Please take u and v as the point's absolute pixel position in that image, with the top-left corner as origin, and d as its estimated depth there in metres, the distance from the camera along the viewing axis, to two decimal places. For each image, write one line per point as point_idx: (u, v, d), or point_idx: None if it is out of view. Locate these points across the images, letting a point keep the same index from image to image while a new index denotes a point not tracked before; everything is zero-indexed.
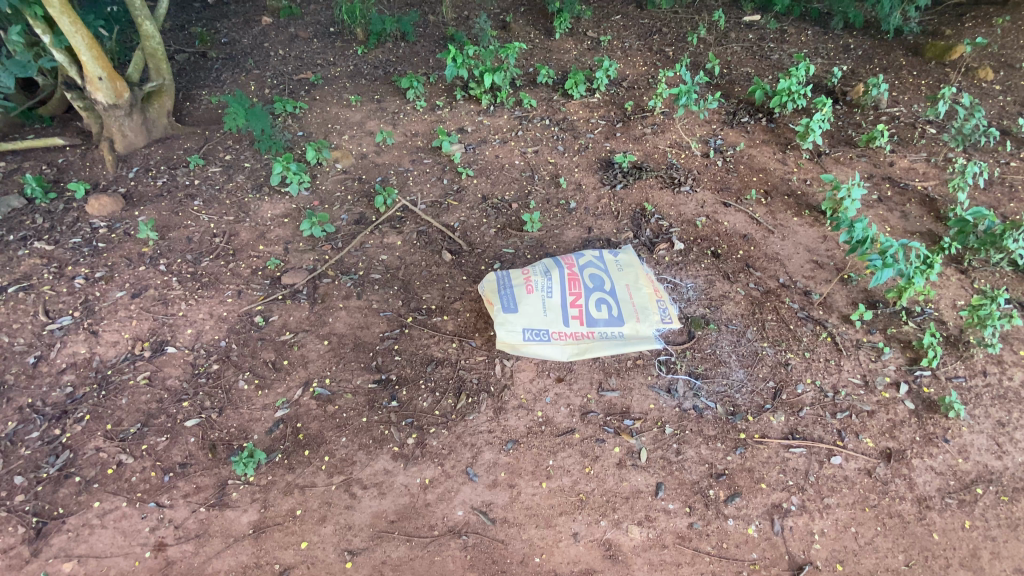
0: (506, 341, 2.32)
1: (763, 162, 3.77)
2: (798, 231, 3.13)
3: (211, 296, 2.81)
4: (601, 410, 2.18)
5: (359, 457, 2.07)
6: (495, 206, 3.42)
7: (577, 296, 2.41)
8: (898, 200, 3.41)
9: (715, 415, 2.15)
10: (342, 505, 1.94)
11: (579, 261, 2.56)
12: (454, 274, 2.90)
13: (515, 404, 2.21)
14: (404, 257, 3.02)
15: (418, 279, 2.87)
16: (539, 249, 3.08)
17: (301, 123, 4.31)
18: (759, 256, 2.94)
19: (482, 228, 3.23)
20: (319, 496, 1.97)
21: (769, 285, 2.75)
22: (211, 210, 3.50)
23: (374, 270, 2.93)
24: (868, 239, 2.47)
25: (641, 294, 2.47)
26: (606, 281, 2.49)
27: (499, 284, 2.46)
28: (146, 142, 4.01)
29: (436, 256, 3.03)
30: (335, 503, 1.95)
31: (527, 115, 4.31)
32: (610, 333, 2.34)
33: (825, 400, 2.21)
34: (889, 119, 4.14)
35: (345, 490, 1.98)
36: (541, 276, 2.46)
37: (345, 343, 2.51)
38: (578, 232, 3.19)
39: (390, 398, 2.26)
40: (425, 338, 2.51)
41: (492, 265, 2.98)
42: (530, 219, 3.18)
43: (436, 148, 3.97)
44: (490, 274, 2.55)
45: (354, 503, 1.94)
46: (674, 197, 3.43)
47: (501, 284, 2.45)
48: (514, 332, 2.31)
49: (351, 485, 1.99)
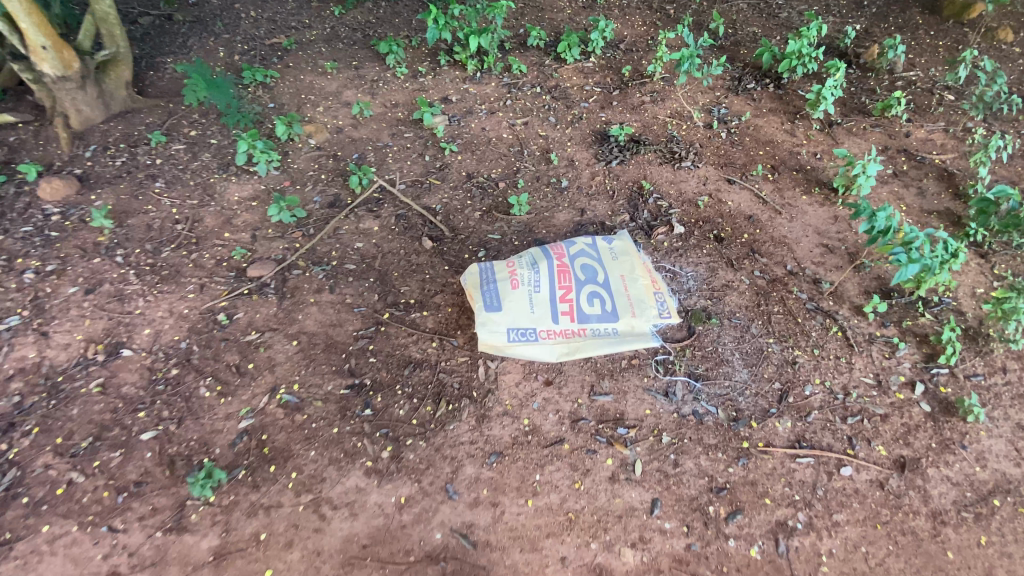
0: (490, 343, 2.11)
1: (770, 134, 3.50)
2: (807, 211, 2.90)
3: (171, 292, 2.59)
4: (592, 417, 2.01)
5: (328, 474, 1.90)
6: (481, 186, 3.16)
7: (568, 290, 2.25)
8: (915, 174, 3.15)
9: (716, 422, 1.99)
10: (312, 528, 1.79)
11: (570, 251, 2.40)
12: (436, 264, 2.67)
13: (499, 412, 2.03)
14: (381, 245, 2.79)
15: (396, 269, 2.64)
16: (528, 234, 2.82)
17: (272, 94, 3.98)
18: (764, 240, 2.72)
19: (465, 212, 2.98)
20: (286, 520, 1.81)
21: (775, 273, 2.55)
22: (173, 192, 3.25)
23: (348, 260, 2.70)
24: (889, 228, 2.24)
25: (637, 287, 2.33)
26: (598, 272, 2.34)
27: (481, 279, 2.26)
28: (104, 117, 3.70)
29: (416, 243, 2.80)
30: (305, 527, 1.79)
31: (517, 81, 3.99)
32: (604, 331, 2.19)
33: (834, 403, 2.04)
34: (905, 84, 3.84)
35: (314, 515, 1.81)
36: (528, 269, 2.27)
37: (315, 344, 2.31)
38: (569, 213, 2.92)
39: (364, 406, 2.07)
40: (402, 337, 2.31)
41: (477, 254, 2.73)
42: (517, 201, 2.92)
43: (417, 120, 3.68)
44: (471, 266, 2.33)
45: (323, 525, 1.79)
46: (674, 174, 3.17)
47: (484, 279, 2.24)
48: (498, 332, 2.11)
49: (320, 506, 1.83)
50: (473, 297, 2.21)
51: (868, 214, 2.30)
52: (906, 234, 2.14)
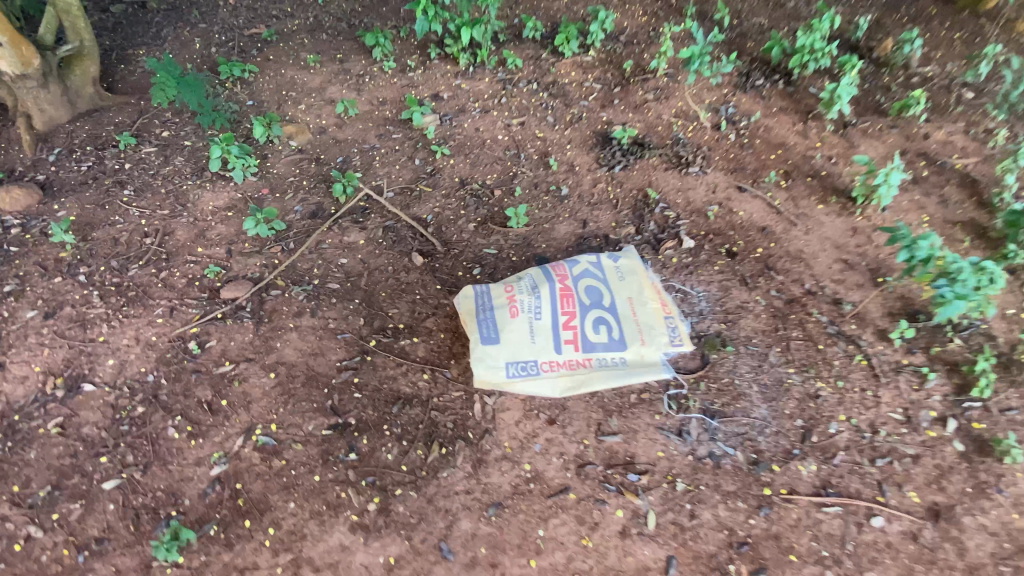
0: (487, 380, 1.92)
1: (781, 136, 3.30)
2: (824, 222, 2.72)
3: (138, 317, 2.37)
4: (600, 462, 1.84)
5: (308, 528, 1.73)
6: (475, 193, 2.94)
7: (571, 317, 2.07)
8: (935, 180, 2.98)
9: (734, 466, 1.82)
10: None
11: (574, 272, 2.20)
12: (427, 282, 2.45)
13: (498, 456, 1.86)
14: (368, 261, 2.58)
15: (384, 289, 2.43)
16: (526, 248, 2.60)
17: (251, 90, 3.72)
18: (779, 255, 2.54)
19: (458, 222, 2.75)
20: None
21: (792, 292, 2.38)
22: (142, 201, 3.00)
23: (331, 279, 2.49)
24: (934, 257, 2.01)
25: (646, 311, 2.15)
26: (604, 296, 2.16)
27: (477, 307, 2.06)
28: (70, 117, 3.43)
29: (405, 258, 2.58)
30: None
31: (512, 77, 3.75)
32: (610, 361, 2.02)
33: (861, 442, 1.89)
34: (921, 81, 3.64)
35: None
36: (528, 294, 2.07)
37: (295, 377, 2.11)
38: (570, 225, 2.71)
39: (348, 450, 1.89)
40: (390, 368, 2.12)
41: (472, 271, 2.50)
42: (514, 214, 2.69)
43: (406, 120, 3.45)
44: (465, 290, 2.13)
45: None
46: (681, 181, 2.97)
47: (480, 306, 2.05)
48: (496, 367, 1.92)
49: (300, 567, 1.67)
50: (468, 327, 2.02)
51: (908, 241, 2.05)
52: (951, 263, 1.97)
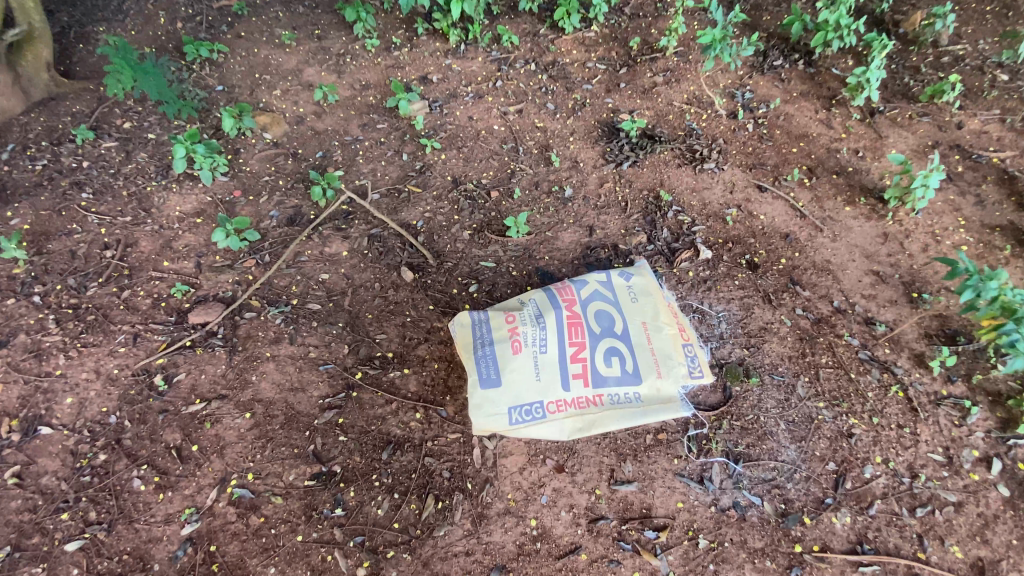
0: (488, 427, 1.71)
1: (802, 125, 3.02)
2: (852, 228, 2.52)
3: (99, 346, 2.13)
4: (614, 515, 1.67)
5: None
6: (470, 194, 2.65)
7: (580, 348, 1.85)
8: (971, 178, 2.74)
9: (761, 518, 1.66)
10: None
11: (581, 296, 1.97)
12: (418, 301, 2.21)
13: (501, 510, 1.68)
14: (352, 275, 2.33)
15: (370, 310, 2.19)
16: (526, 260, 2.35)
17: (220, 73, 3.36)
18: (804, 267, 2.33)
19: (452, 230, 2.48)
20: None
21: (820, 310, 2.18)
22: (103, 205, 2.70)
23: (311, 299, 2.25)
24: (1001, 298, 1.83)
25: (661, 337, 1.93)
26: (616, 321, 1.94)
27: (475, 341, 1.84)
28: (23, 107, 3.07)
29: (394, 272, 2.32)
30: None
31: (507, 56, 3.41)
32: (624, 397, 1.81)
33: (899, 489, 1.73)
34: (952, 60, 3.33)
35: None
36: (531, 325, 1.85)
37: (273, 418, 1.90)
38: (575, 232, 2.45)
39: (333, 504, 1.71)
40: (378, 406, 1.91)
41: (467, 287, 2.27)
42: (514, 222, 2.41)
43: (392, 108, 3.12)
44: (462, 321, 1.91)
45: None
46: (696, 179, 2.71)
47: (479, 341, 1.83)
48: (497, 412, 1.71)
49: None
50: (465, 365, 1.81)
51: (975, 279, 1.84)
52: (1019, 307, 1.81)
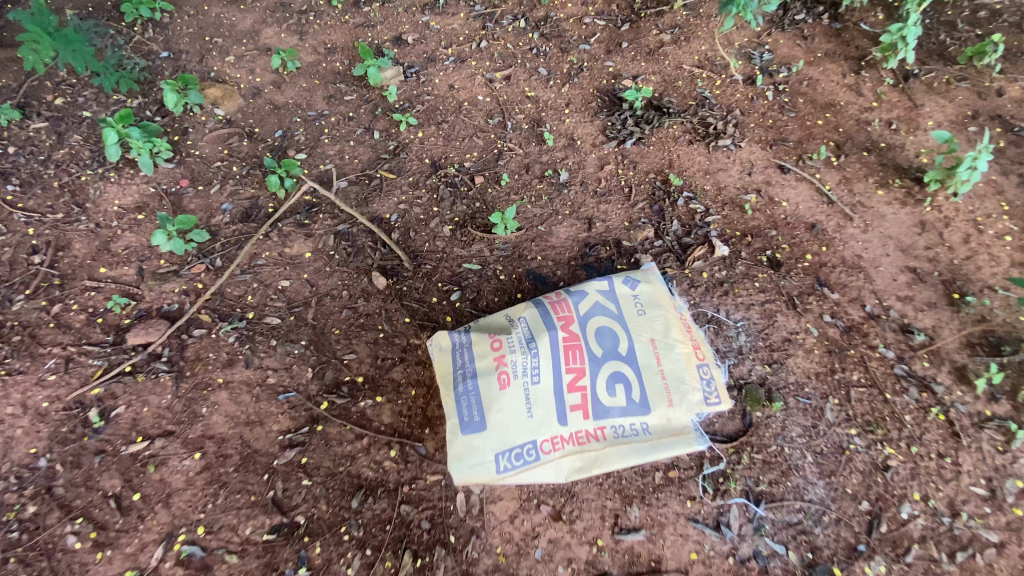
0: (473, 476, 1.47)
1: (828, 92, 2.65)
2: (885, 215, 2.24)
3: (25, 374, 1.85)
4: (619, 571, 1.46)
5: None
6: (451, 180, 2.30)
7: (579, 376, 1.59)
8: (1014, 154, 2.42)
9: (785, 570, 1.45)
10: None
11: (580, 312, 1.69)
12: (392, 313, 1.93)
13: (489, 567, 1.47)
14: (316, 282, 2.02)
15: (337, 325, 1.90)
16: (517, 261, 2.05)
17: (165, 36, 2.91)
18: (833, 264, 2.06)
19: (431, 224, 2.16)
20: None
21: (850, 316, 1.92)
22: (30, 199, 2.34)
23: (270, 311, 1.96)
24: None
25: (674, 357, 1.67)
26: (620, 341, 1.67)
27: (456, 374, 1.58)
28: None
29: (364, 277, 2.01)
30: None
31: (493, 11, 2.96)
32: (631, 430, 1.57)
33: (939, 530, 1.53)
34: (990, 14, 2.92)
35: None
36: (521, 353, 1.58)
37: (226, 459, 1.67)
38: (572, 226, 2.14)
39: (296, 564, 1.49)
40: (346, 443, 1.67)
41: (449, 294, 1.97)
42: (500, 218, 2.10)
43: (360, 77, 2.71)
44: (440, 348, 1.64)
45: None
46: (709, 158, 2.37)
47: (460, 374, 1.57)
48: (482, 460, 1.46)
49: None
50: (445, 402, 1.55)
51: None
52: None
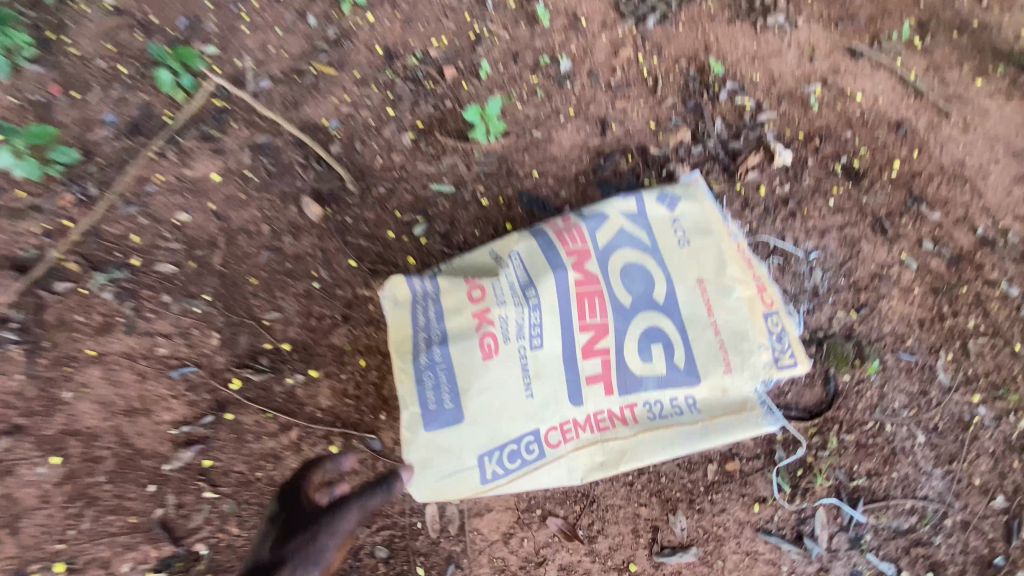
0: (452, 491, 1.02)
1: None
2: (993, 109, 1.67)
3: None
4: None
5: (284, 498, 1.11)
6: (412, 74, 1.59)
7: (599, 334, 1.08)
8: None
9: None
10: (320, 560, 0.99)
11: (598, 243, 1.15)
12: (334, 254, 1.38)
13: None
14: (226, 214, 1.45)
15: (256, 273, 1.36)
16: (504, 178, 1.49)
17: None
18: (931, 175, 1.55)
19: (383, 131, 1.54)
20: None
21: (959, 242, 1.42)
22: None
23: (160, 256, 1.39)
24: None
25: (733, 303, 1.15)
26: (656, 282, 1.14)
27: (418, 338, 1.06)
28: None
29: (292, 206, 1.45)
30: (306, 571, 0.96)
31: None
32: (672, 409, 1.09)
33: None
34: None
35: (321, 550, 0.98)
36: (514, 305, 1.05)
37: (98, 464, 1.19)
38: (579, 129, 1.55)
39: None
40: (266, 439, 1.23)
41: (412, 227, 1.43)
42: (480, 116, 1.53)
43: None
44: (394, 300, 1.11)
45: (327, 540, 1.00)
46: (758, 43, 1.67)
47: (424, 342, 1.05)
48: (461, 465, 1.00)
49: (313, 536, 1.00)
50: (401, 382, 1.04)
51: None
52: None
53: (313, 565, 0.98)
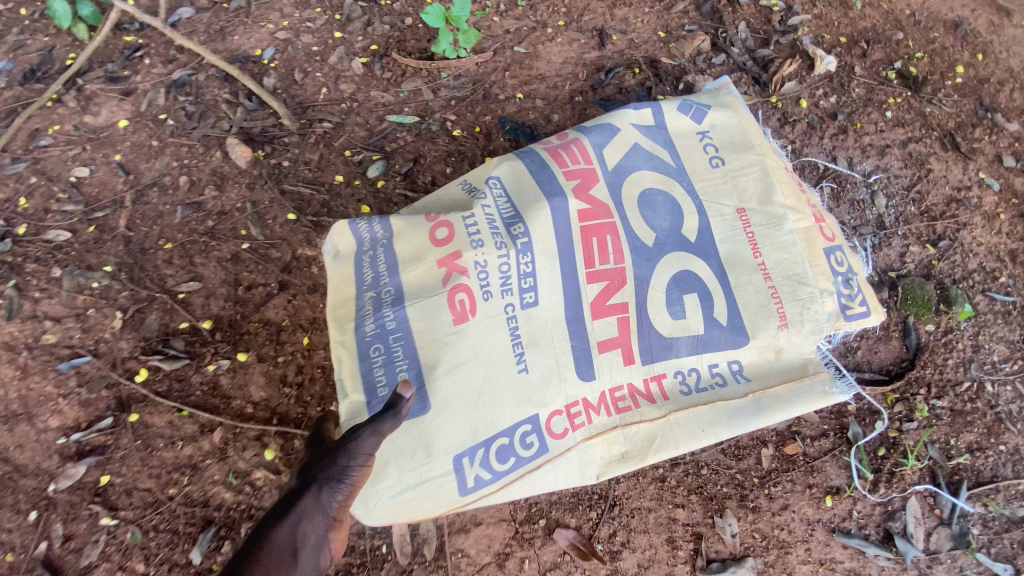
0: (419, 505, 0.73)
1: None
2: None
3: None
4: None
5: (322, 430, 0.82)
6: None
7: (614, 283, 0.80)
8: None
9: None
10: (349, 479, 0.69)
11: (605, 166, 0.88)
12: (268, 207, 1.09)
13: None
14: (132, 165, 1.15)
15: (171, 235, 1.07)
16: (480, 104, 1.19)
17: None
18: None
19: (326, 56, 1.23)
20: (315, 550, 0.67)
21: None
22: None
23: (48, 221, 1.09)
24: None
25: (787, 235, 0.86)
26: (684, 213, 0.86)
27: (365, 300, 0.80)
28: None
29: (215, 151, 1.15)
30: (330, 493, 0.68)
31: None
32: (713, 377, 0.82)
33: None
34: None
35: (348, 468, 0.68)
36: (495, 248, 0.77)
37: None
38: (570, 42, 1.25)
39: None
40: (180, 446, 0.94)
41: (367, 169, 1.13)
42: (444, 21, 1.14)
43: None
44: (337, 254, 0.84)
45: (352, 457, 0.69)
46: None
47: (375, 304, 0.78)
48: (432, 470, 0.73)
49: (336, 453, 0.70)
50: (341, 359, 0.78)
51: None
52: None
53: (339, 486, 0.69)
